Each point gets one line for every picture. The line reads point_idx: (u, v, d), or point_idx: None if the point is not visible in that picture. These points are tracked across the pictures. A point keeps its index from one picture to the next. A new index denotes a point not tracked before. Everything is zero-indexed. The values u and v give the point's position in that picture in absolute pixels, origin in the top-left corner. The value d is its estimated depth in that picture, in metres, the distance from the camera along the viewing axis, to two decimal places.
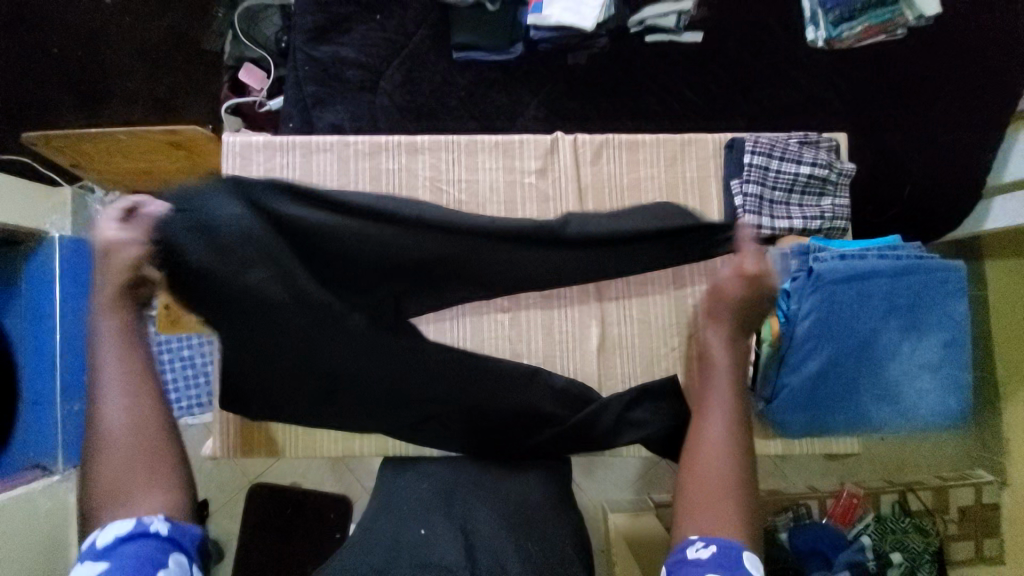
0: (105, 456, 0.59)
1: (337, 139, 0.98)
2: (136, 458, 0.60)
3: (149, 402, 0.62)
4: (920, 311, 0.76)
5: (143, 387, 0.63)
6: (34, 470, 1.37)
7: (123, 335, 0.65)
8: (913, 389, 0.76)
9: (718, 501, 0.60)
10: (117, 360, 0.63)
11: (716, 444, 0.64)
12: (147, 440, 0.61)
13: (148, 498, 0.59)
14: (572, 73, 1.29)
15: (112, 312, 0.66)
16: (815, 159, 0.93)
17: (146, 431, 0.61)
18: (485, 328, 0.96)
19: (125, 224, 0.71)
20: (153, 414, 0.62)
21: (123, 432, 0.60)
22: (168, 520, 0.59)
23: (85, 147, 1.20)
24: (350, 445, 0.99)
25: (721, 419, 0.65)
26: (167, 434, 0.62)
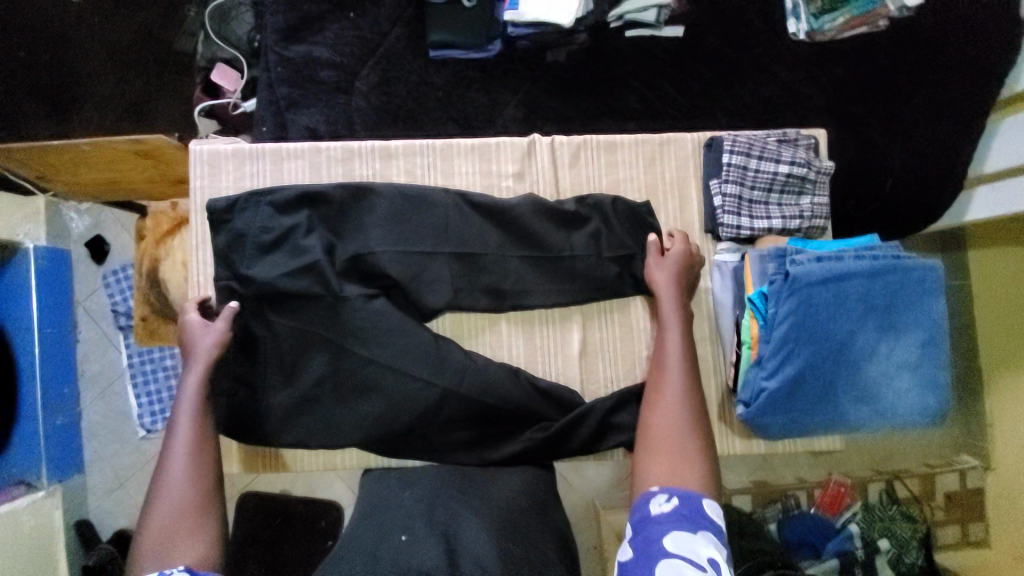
0: (162, 515, 0.74)
1: (309, 145, 0.95)
2: (184, 517, 0.74)
3: (202, 475, 0.78)
4: (896, 311, 0.75)
5: (203, 462, 0.79)
6: (18, 486, 1.36)
7: (193, 423, 0.81)
8: (891, 389, 0.76)
9: (675, 467, 0.73)
10: (185, 440, 0.80)
11: (667, 417, 0.78)
12: (194, 507, 0.75)
13: (187, 546, 0.72)
14: (552, 71, 1.27)
15: (190, 397, 0.82)
16: (794, 157, 0.91)
17: (199, 493, 0.77)
18: (466, 336, 0.95)
19: (212, 331, 0.86)
20: (205, 480, 0.78)
21: (182, 497, 0.76)
22: (191, 569, 0.69)
23: (49, 158, 1.16)
24: (329, 459, 0.96)
25: (672, 398, 0.79)
26: (212, 497, 0.78)
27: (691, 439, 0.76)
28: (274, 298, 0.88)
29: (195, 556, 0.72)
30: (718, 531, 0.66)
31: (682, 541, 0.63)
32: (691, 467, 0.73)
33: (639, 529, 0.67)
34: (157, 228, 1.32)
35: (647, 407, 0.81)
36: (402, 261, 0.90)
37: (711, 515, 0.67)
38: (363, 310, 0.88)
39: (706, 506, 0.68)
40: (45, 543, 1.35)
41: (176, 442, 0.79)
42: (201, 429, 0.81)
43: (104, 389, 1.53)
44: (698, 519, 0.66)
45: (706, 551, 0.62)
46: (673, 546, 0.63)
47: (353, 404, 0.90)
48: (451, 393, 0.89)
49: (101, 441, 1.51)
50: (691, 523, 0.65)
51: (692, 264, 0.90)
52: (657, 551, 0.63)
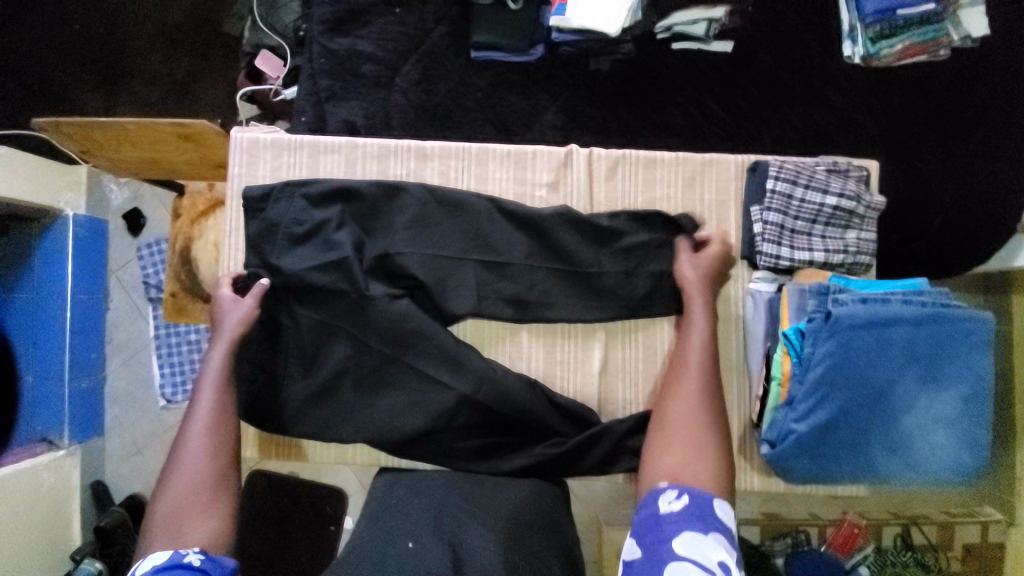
0: (176, 489, 0.75)
1: (346, 140, 0.95)
2: (197, 493, 0.75)
3: (219, 452, 0.79)
4: (941, 363, 0.72)
5: (220, 440, 0.80)
6: (40, 444, 1.40)
7: (215, 399, 0.82)
8: (926, 443, 0.72)
9: (685, 468, 0.70)
10: (206, 416, 0.81)
11: (682, 417, 0.75)
12: (209, 483, 0.76)
13: (200, 522, 0.72)
14: (595, 80, 1.25)
15: (212, 373, 0.84)
16: (843, 189, 0.87)
17: (213, 471, 0.77)
18: (486, 343, 0.94)
19: (241, 306, 0.88)
20: (221, 457, 0.79)
21: (197, 472, 0.76)
22: (203, 550, 0.70)
23: (94, 134, 1.19)
24: (340, 454, 0.96)
25: (689, 399, 0.77)
26: (226, 475, 0.78)
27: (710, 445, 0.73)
28: (299, 289, 0.89)
29: (205, 534, 0.72)
30: (727, 532, 0.65)
31: (693, 545, 0.61)
32: (704, 469, 0.70)
33: (650, 529, 0.65)
34: (193, 208, 1.35)
35: (662, 403, 0.78)
36: (430, 263, 0.90)
37: (720, 515, 0.65)
38: (387, 310, 0.88)
39: (716, 506, 0.66)
40: (62, 502, 1.40)
41: (197, 417, 0.81)
42: (222, 407, 0.82)
43: (129, 358, 1.57)
44: (710, 519, 0.64)
45: (717, 555, 0.60)
46: (684, 549, 0.61)
47: (369, 402, 0.90)
48: (467, 399, 0.89)
49: (122, 408, 1.56)
50: (703, 524, 0.63)
51: (721, 266, 0.87)
52: (666, 553, 0.61)
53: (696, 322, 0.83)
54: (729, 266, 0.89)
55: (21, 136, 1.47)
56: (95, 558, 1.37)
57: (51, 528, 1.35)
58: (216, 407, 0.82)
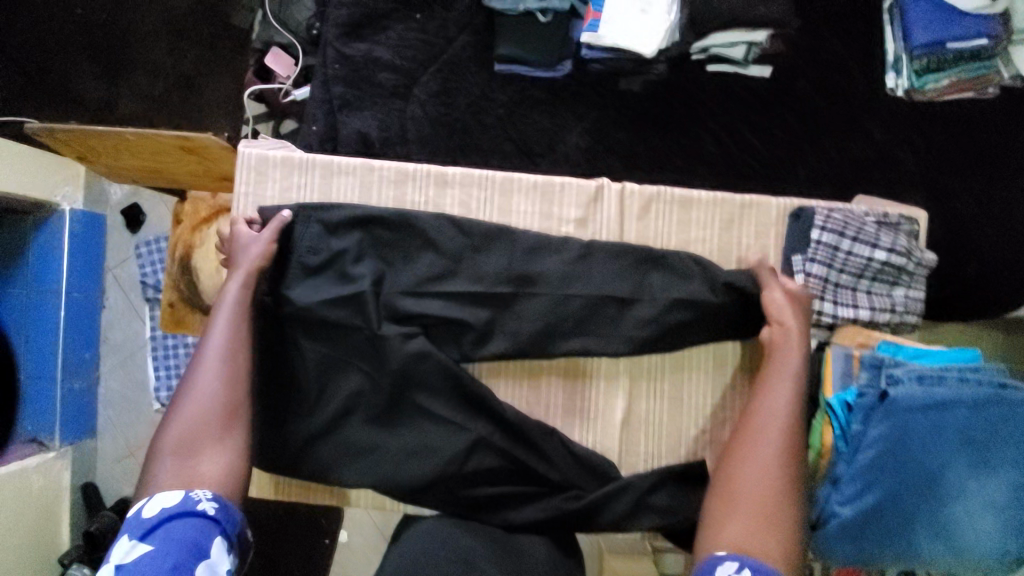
0: (186, 422, 0.72)
1: (361, 162, 0.89)
2: (208, 425, 0.72)
3: (234, 384, 0.75)
4: (1002, 450, 0.65)
5: (234, 372, 0.76)
6: (31, 445, 1.36)
7: (231, 328, 0.77)
8: (982, 536, 0.66)
9: (753, 542, 0.65)
10: (219, 349, 0.76)
11: (755, 479, 0.69)
12: (222, 415, 0.73)
13: (215, 461, 0.71)
14: (624, 100, 1.18)
15: (229, 307, 0.78)
16: (894, 244, 0.82)
17: (226, 405, 0.74)
18: (500, 387, 0.88)
19: (259, 241, 0.81)
20: (237, 389, 0.75)
21: (209, 407, 0.73)
22: (219, 497, 0.69)
23: (91, 143, 1.13)
24: (342, 495, 0.90)
25: (766, 457, 0.70)
26: (239, 408, 0.74)
27: (776, 500, 0.67)
28: (308, 316, 0.82)
29: (219, 473, 0.71)
30: None
31: None
32: (775, 526, 0.66)
33: None
34: (195, 214, 1.28)
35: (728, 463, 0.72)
36: (448, 297, 0.84)
37: None
38: (403, 344, 0.82)
39: None
40: (51, 504, 1.35)
41: (211, 343, 0.76)
42: (240, 333, 0.77)
43: (124, 360, 1.52)
44: None
45: None
46: None
47: (375, 446, 0.84)
48: (483, 440, 0.84)
49: (116, 409, 1.51)
50: None
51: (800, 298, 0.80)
52: None
53: (787, 369, 0.75)
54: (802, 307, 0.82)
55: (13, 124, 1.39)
56: (83, 565, 1.31)
57: (37, 532, 1.29)
58: (234, 333, 0.77)
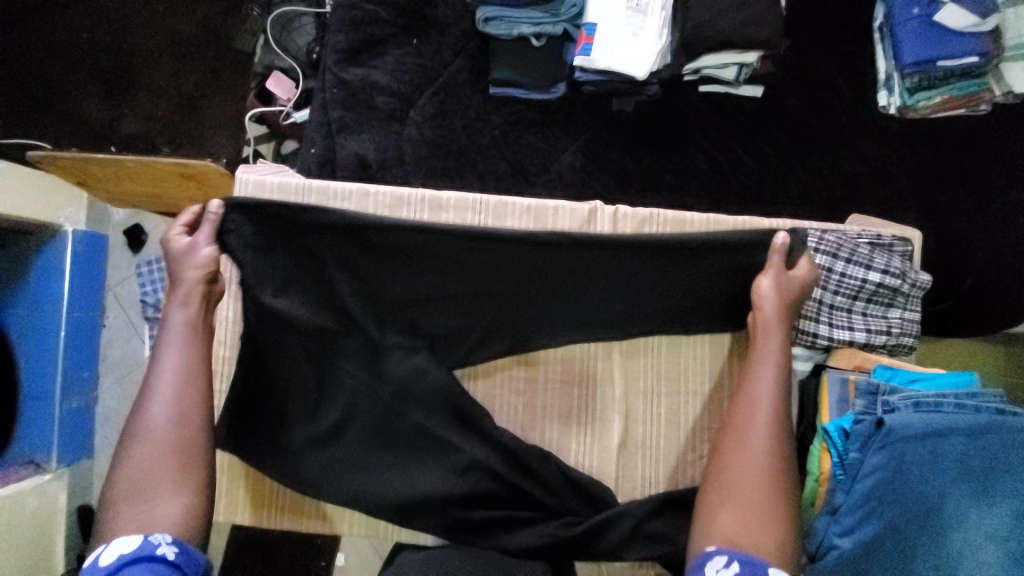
0: (142, 453, 0.70)
1: (356, 186, 0.90)
2: (165, 454, 0.71)
3: (188, 410, 0.73)
4: (996, 476, 0.64)
5: (192, 401, 0.74)
6: (28, 466, 1.36)
7: (181, 351, 0.75)
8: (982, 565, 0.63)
9: (744, 532, 0.64)
10: (171, 374, 0.74)
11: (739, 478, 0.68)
12: (179, 444, 0.72)
13: (172, 494, 0.69)
14: (617, 120, 1.19)
15: (183, 334, 0.76)
16: (888, 265, 0.81)
17: (182, 434, 0.72)
18: (496, 412, 0.87)
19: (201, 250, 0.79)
20: (193, 414, 0.73)
21: (163, 437, 0.71)
22: (177, 538, 0.67)
23: (92, 168, 1.14)
24: (334, 526, 0.88)
25: (744, 461, 0.69)
26: (197, 436, 0.73)
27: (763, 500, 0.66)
28: (307, 335, 0.83)
29: (178, 505, 0.69)
30: None
31: None
32: (765, 522, 0.64)
33: None
34: None
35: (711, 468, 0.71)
36: (444, 319, 0.85)
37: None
38: (402, 361, 0.84)
39: None
40: (47, 526, 1.34)
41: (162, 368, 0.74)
42: (190, 353, 0.76)
43: (122, 377, 1.52)
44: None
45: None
46: None
47: (369, 471, 0.84)
48: (478, 463, 0.83)
49: (113, 428, 1.51)
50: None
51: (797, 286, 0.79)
52: None
53: (767, 363, 0.73)
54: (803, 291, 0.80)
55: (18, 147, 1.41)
56: None
57: (32, 555, 1.28)
58: (186, 353, 0.75)
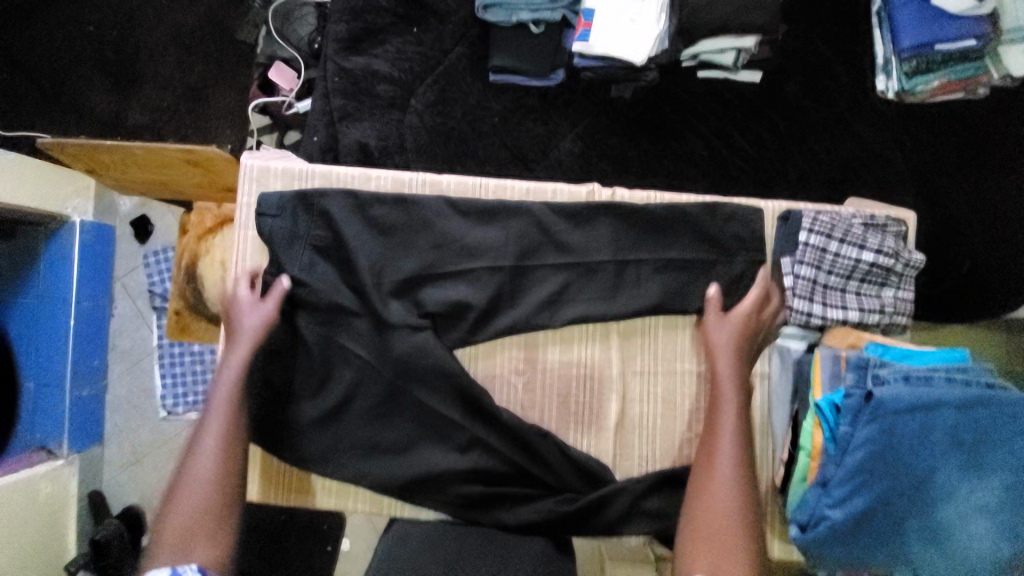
0: (184, 504, 0.73)
1: (359, 171, 0.92)
2: (206, 506, 0.74)
3: (232, 465, 0.77)
4: (986, 449, 0.65)
5: (234, 452, 0.78)
6: (40, 452, 1.40)
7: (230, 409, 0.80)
8: (966, 534, 0.65)
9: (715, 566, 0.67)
10: (218, 430, 0.79)
11: (715, 513, 0.71)
12: (219, 497, 0.75)
13: (208, 545, 0.72)
14: (616, 107, 1.20)
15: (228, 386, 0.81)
16: (881, 245, 0.82)
17: (223, 486, 0.76)
18: (496, 392, 0.89)
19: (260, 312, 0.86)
20: (236, 469, 0.77)
21: (206, 488, 0.75)
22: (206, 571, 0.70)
23: (100, 156, 1.16)
24: (341, 502, 0.90)
25: (727, 505, 0.71)
26: (237, 490, 0.77)
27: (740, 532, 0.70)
28: (318, 315, 0.87)
29: (212, 557, 0.72)
30: None
31: None
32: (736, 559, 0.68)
33: None
34: (200, 224, 1.31)
35: (692, 493, 0.74)
36: (445, 300, 0.87)
37: None
38: (405, 341, 0.86)
39: None
40: (58, 511, 1.40)
41: (212, 422, 0.79)
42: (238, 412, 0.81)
43: (130, 366, 1.56)
44: None
45: None
46: None
47: (374, 448, 0.87)
48: (478, 440, 0.86)
49: (122, 416, 1.55)
50: None
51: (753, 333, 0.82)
52: None
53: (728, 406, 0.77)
54: (761, 331, 0.83)
55: (26, 139, 1.44)
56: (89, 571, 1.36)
57: (45, 540, 1.33)
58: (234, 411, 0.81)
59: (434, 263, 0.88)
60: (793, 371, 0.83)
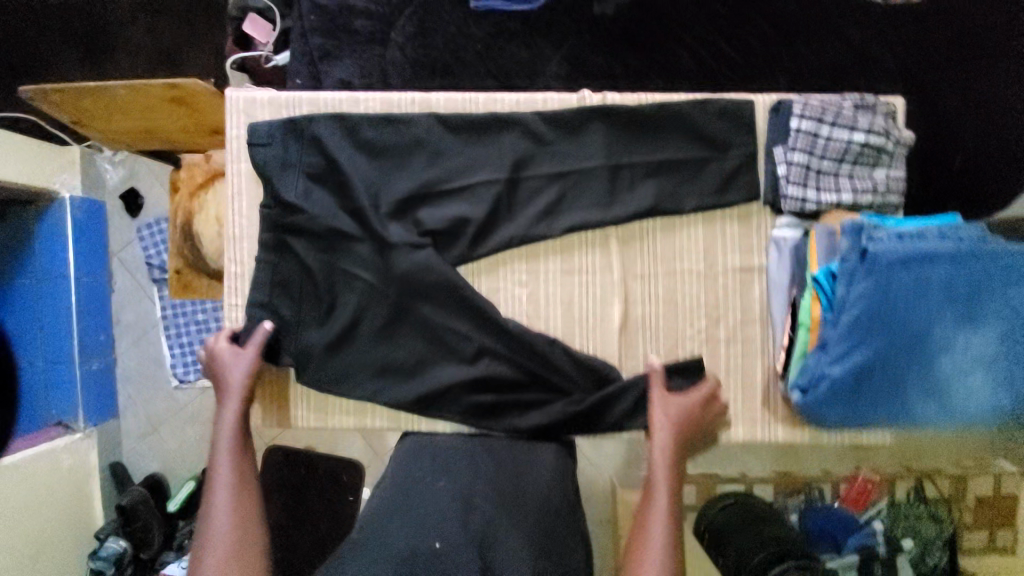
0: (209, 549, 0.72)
1: (345, 95, 0.91)
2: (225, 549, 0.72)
3: (247, 503, 0.76)
4: (983, 301, 0.67)
5: (247, 490, 0.78)
6: (58, 426, 1.42)
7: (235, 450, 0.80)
8: (963, 384, 0.68)
9: None
10: (226, 476, 0.77)
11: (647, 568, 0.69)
12: (240, 537, 0.73)
13: None
14: (600, 26, 1.18)
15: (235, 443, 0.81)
16: (871, 125, 0.83)
17: (240, 524, 0.74)
18: (501, 303, 0.90)
19: (246, 356, 0.85)
20: (249, 508, 0.76)
21: (225, 529, 0.73)
22: None
23: (83, 103, 1.14)
24: (360, 420, 0.92)
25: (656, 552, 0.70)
26: (254, 523, 0.75)
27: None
28: (318, 242, 0.88)
29: None
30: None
31: None
32: None
33: None
34: (191, 180, 1.29)
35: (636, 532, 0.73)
36: (444, 218, 0.88)
37: None
38: (406, 259, 0.86)
39: None
40: (83, 482, 1.43)
41: (223, 464, 0.78)
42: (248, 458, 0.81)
43: (138, 338, 1.56)
44: None
45: None
46: None
47: (385, 367, 0.89)
48: (487, 349, 0.88)
49: (135, 387, 1.56)
50: None
51: (694, 414, 0.82)
52: None
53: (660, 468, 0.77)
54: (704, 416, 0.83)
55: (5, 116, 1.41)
56: (120, 535, 1.40)
57: (71, 509, 1.37)
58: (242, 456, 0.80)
59: (430, 180, 0.88)
60: (784, 259, 0.86)
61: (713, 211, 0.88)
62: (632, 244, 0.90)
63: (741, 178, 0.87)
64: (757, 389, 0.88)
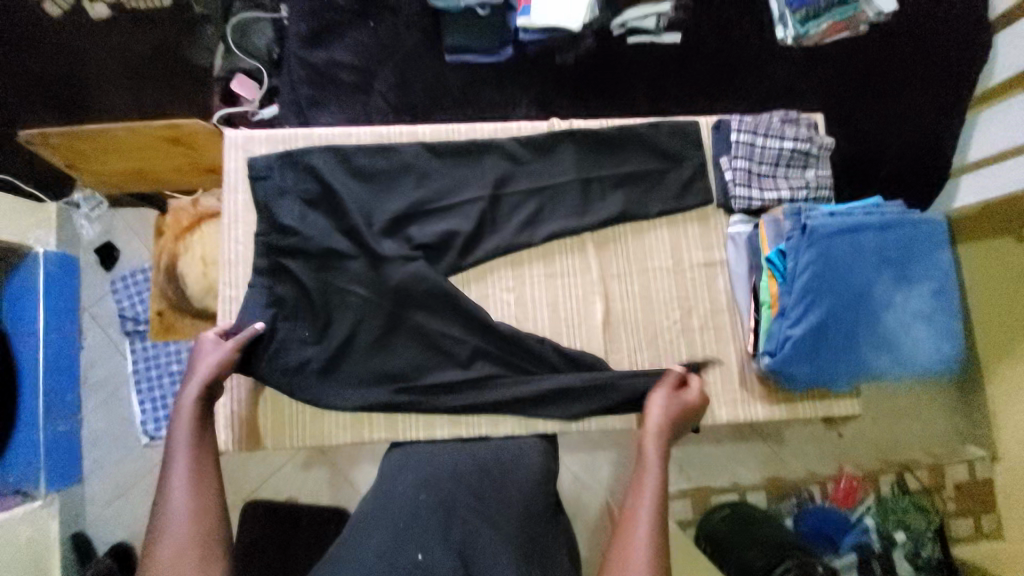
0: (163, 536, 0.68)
1: (339, 130, 1.00)
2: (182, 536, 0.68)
3: (207, 490, 0.72)
4: (910, 263, 0.79)
5: (206, 475, 0.74)
6: (14, 496, 1.32)
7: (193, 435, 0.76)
8: (908, 336, 0.78)
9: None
10: (184, 459, 0.74)
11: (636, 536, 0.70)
12: (199, 525, 0.69)
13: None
14: (561, 73, 1.32)
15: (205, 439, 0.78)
16: (797, 135, 0.98)
17: (199, 510, 0.70)
18: (491, 308, 0.96)
19: (222, 346, 0.84)
20: (210, 494, 0.72)
21: (181, 514, 0.69)
22: None
23: (79, 145, 1.20)
24: (358, 433, 0.94)
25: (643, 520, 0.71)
26: (214, 510, 0.71)
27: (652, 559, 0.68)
28: (312, 261, 0.92)
29: None
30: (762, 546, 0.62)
31: None
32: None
33: None
34: (177, 224, 1.33)
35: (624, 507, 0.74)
36: (433, 232, 0.95)
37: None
38: (400, 271, 0.92)
39: None
40: (41, 555, 1.32)
41: (179, 449, 0.74)
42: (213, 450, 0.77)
43: (107, 397, 1.49)
44: None
45: None
46: None
47: (383, 377, 0.92)
48: (480, 351, 0.93)
49: (102, 450, 1.47)
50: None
51: (681, 404, 0.86)
52: None
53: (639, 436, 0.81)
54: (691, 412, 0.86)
55: None
56: None
57: None
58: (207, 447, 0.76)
59: (419, 199, 0.96)
60: (739, 251, 0.97)
61: (675, 213, 0.99)
62: (606, 247, 0.99)
63: (696, 185, 0.99)
64: (732, 372, 0.96)
